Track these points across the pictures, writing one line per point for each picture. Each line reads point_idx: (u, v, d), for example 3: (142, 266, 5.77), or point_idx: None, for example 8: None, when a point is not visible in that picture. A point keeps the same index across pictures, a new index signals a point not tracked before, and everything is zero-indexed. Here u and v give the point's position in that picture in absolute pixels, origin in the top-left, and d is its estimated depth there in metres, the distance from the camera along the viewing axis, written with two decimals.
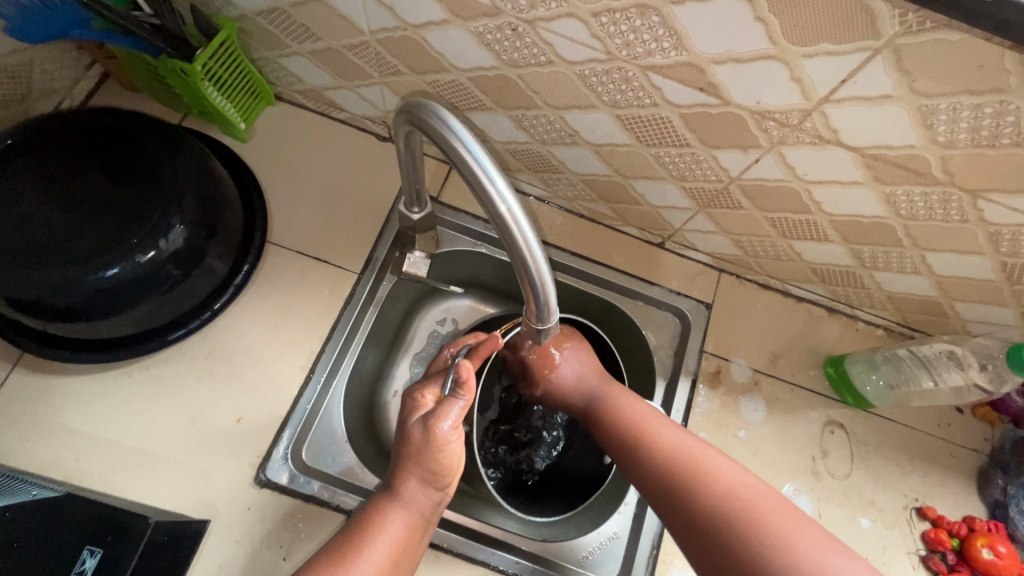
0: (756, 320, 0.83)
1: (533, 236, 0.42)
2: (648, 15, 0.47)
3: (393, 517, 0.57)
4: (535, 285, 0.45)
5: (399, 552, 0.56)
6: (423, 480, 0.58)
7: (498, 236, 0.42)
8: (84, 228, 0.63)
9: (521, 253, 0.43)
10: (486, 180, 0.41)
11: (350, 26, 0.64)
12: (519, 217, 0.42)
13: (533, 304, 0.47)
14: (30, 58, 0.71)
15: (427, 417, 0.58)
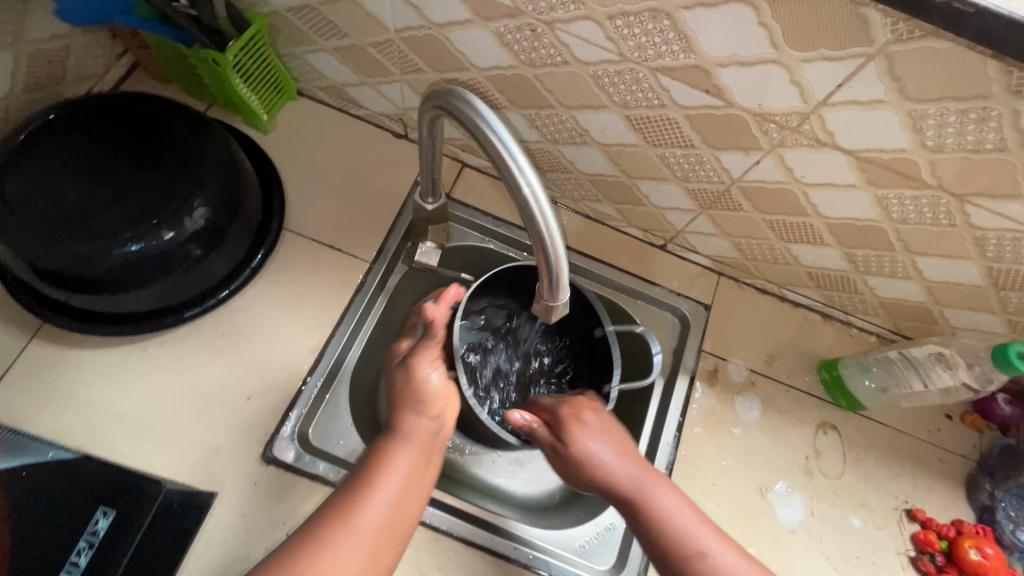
0: (754, 322, 0.86)
1: (552, 214, 0.45)
2: (660, 19, 0.51)
3: (398, 452, 0.60)
4: (549, 256, 0.46)
5: (409, 485, 0.58)
6: (416, 410, 0.62)
7: (518, 214, 0.45)
8: (112, 204, 0.66)
9: (540, 230, 0.45)
10: (511, 161, 0.43)
11: (376, 24, 0.68)
12: (540, 196, 0.44)
13: (547, 281, 0.49)
14: (69, 44, 0.74)
15: (407, 358, 0.65)
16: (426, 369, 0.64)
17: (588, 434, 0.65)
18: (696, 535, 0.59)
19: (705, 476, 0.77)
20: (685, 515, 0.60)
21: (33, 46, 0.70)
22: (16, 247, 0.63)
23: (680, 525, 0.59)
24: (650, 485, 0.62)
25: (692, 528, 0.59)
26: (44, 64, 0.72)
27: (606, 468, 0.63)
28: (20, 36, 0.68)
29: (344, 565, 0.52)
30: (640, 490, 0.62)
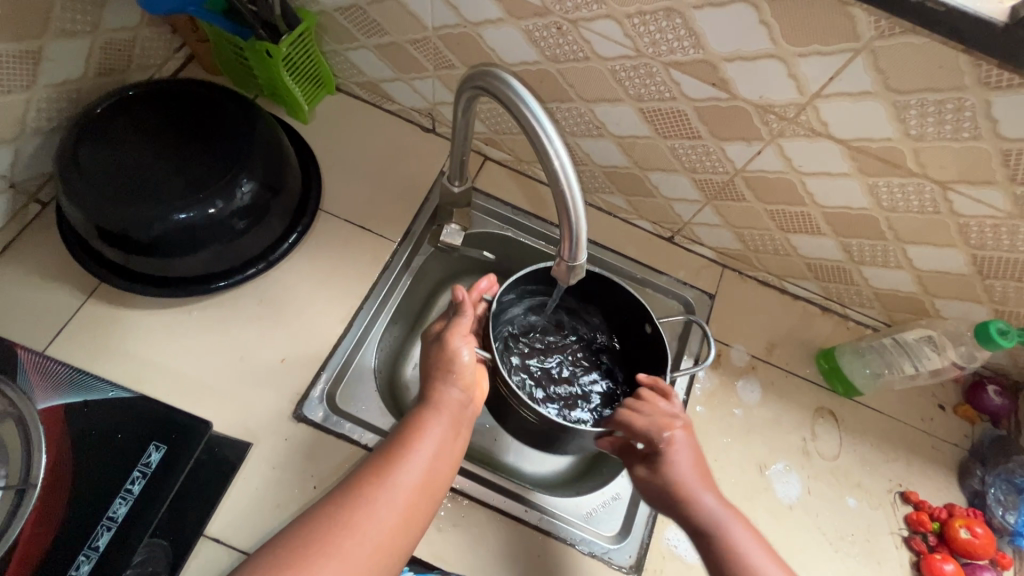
0: (755, 312, 0.90)
1: (577, 186, 0.51)
2: (673, 18, 0.58)
3: (432, 419, 0.65)
4: (572, 219, 0.52)
5: (440, 451, 0.63)
6: (448, 380, 0.67)
7: (547, 184, 0.51)
8: (172, 176, 0.73)
9: (565, 200, 0.51)
10: (545, 138, 0.50)
11: (417, 23, 0.75)
12: (569, 170, 0.51)
13: (568, 246, 0.54)
14: (137, 35, 0.82)
15: (445, 334, 0.68)
16: (461, 349, 0.67)
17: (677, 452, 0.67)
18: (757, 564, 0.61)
19: (707, 453, 0.81)
20: (750, 545, 0.62)
21: (107, 36, 0.78)
22: (85, 208, 0.70)
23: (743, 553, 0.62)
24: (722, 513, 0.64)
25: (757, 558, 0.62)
26: (115, 52, 0.80)
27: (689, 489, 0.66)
28: (97, 25, 0.76)
29: (384, 517, 0.57)
30: (713, 515, 0.64)
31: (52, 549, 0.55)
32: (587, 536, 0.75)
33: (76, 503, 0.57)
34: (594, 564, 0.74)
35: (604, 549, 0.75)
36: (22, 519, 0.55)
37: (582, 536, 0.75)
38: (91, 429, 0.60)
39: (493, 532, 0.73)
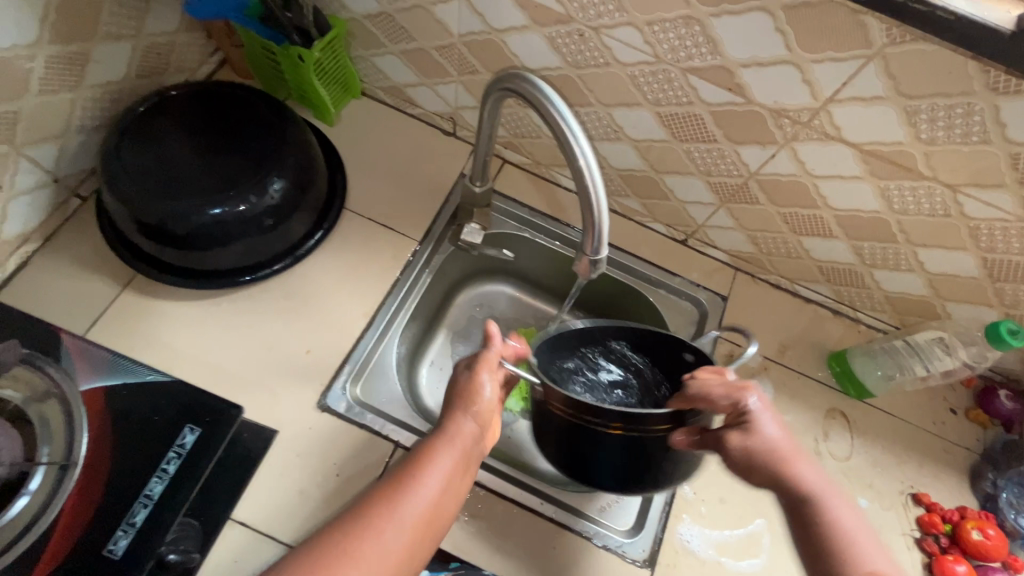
0: (768, 314, 0.92)
1: (601, 183, 0.55)
2: (692, 25, 0.60)
3: (443, 452, 0.59)
4: (594, 215, 0.56)
5: (446, 489, 0.58)
6: (465, 413, 0.63)
7: (573, 181, 0.55)
8: (209, 172, 0.76)
9: (590, 196, 0.55)
10: (572, 138, 0.54)
11: (443, 30, 0.78)
12: (593, 169, 0.54)
13: (591, 239, 0.58)
14: (176, 39, 0.86)
15: (472, 365, 0.66)
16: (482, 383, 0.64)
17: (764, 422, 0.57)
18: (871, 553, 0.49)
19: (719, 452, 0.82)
20: (859, 538, 0.51)
21: (149, 40, 0.82)
22: (127, 201, 0.73)
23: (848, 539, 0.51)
24: (821, 489, 0.54)
25: (864, 543, 0.50)
26: (155, 55, 0.84)
27: (783, 466, 0.55)
28: (140, 30, 0.80)
29: (383, 560, 0.52)
30: (813, 490, 0.54)
31: (92, 524, 0.57)
32: (602, 530, 0.77)
33: (115, 480, 0.59)
34: (609, 557, 0.75)
35: (618, 542, 0.76)
36: (66, 492, 0.58)
37: (596, 529, 0.76)
38: (131, 411, 0.63)
39: (509, 523, 0.75)
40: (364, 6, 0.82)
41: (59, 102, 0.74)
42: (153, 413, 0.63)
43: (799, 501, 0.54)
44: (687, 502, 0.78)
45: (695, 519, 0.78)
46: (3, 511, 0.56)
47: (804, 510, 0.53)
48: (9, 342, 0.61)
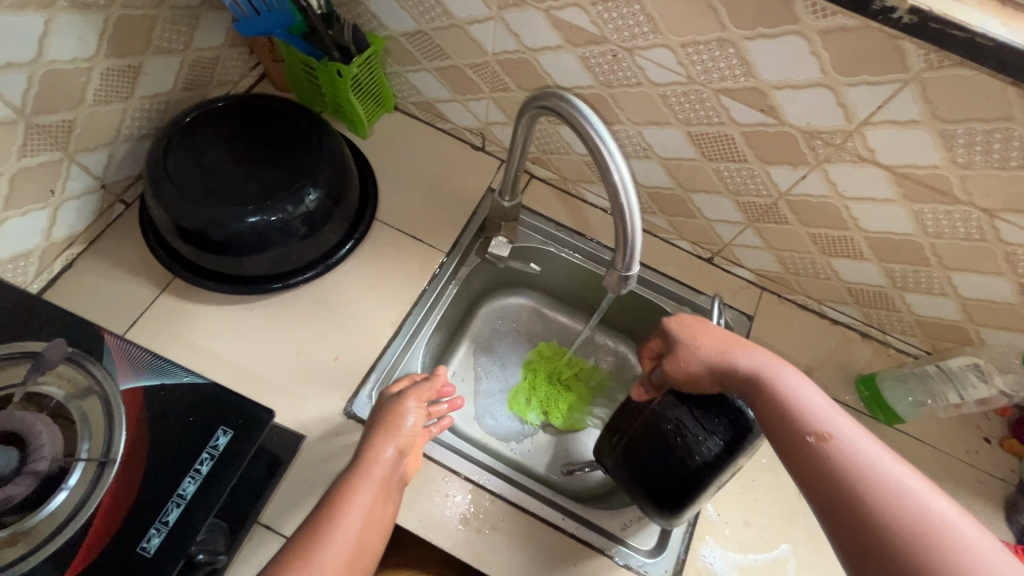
0: (794, 335, 0.91)
1: (635, 198, 0.56)
2: (726, 48, 0.61)
3: (364, 481, 0.61)
4: (628, 231, 0.57)
5: (368, 520, 0.59)
6: (386, 438, 0.66)
7: (607, 196, 0.56)
8: (248, 181, 0.79)
9: (624, 211, 0.56)
10: (607, 155, 0.55)
11: (477, 48, 0.80)
12: (627, 184, 0.55)
13: (623, 252, 0.59)
14: (220, 54, 0.89)
15: (403, 393, 0.71)
16: (400, 418, 0.68)
17: (688, 335, 0.64)
18: (818, 411, 0.51)
19: (744, 473, 0.81)
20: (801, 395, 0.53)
21: (196, 54, 0.85)
22: (169, 207, 0.76)
23: (790, 404, 0.53)
24: (759, 368, 0.58)
25: (804, 400, 0.53)
26: (200, 69, 0.87)
27: (715, 362, 0.61)
28: (188, 44, 0.83)
29: None
30: (749, 371, 0.58)
31: (127, 520, 0.59)
32: (623, 548, 0.76)
33: (151, 478, 0.61)
34: None
35: (639, 562, 0.75)
36: (102, 489, 0.59)
37: (618, 548, 0.76)
38: (168, 411, 0.64)
39: (530, 537, 0.75)
40: (402, 24, 0.84)
41: (111, 112, 0.77)
42: (190, 414, 0.65)
43: (742, 381, 0.58)
44: (710, 523, 0.77)
45: (718, 541, 0.77)
46: (43, 504, 0.58)
47: (749, 395, 0.57)
48: (55, 342, 0.64)
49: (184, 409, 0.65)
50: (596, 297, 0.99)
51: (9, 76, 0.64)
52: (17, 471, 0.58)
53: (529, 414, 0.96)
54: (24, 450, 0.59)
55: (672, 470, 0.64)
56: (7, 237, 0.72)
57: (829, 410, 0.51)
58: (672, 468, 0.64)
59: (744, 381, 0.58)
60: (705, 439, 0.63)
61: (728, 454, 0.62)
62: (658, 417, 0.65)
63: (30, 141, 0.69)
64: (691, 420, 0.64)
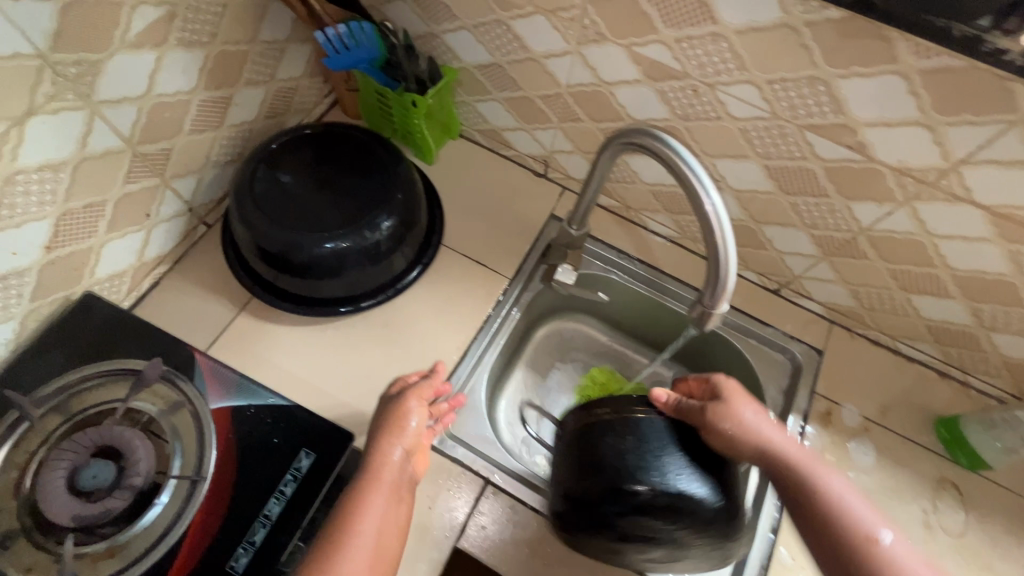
0: (866, 372, 0.88)
1: (729, 232, 0.56)
2: (817, 85, 0.61)
3: (375, 488, 0.61)
4: (721, 267, 0.57)
5: (384, 527, 0.60)
6: (389, 440, 0.64)
7: (700, 230, 0.56)
8: (329, 206, 0.82)
9: (717, 245, 0.56)
10: (702, 191, 0.55)
11: (551, 80, 0.81)
12: (722, 218, 0.56)
13: (713, 285, 0.58)
14: (298, 84, 0.93)
15: (405, 392, 0.69)
16: (404, 421, 0.66)
17: (737, 403, 0.63)
18: (866, 517, 0.53)
19: None
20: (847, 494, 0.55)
21: (279, 84, 0.89)
22: (254, 229, 0.79)
23: (841, 506, 0.54)
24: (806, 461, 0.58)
25: (849, 500, 0.55)
26: (280, 98, 0.91)
27: (760, 441, 0.60)
28: (273, 75, 0.87)
29: None
30: (795, 461, 0.58)
31: (218, 536, 0.61)
32: None
33: (239, 496, 0.63)
34: None
35: None
36: (195, 505, 0.62)
37: None
38: (253, 433, 0.67)
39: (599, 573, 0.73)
40: (476, 57, 0.85)
41: (203, 140, 0.81)
42: (275, 436, 0.67)
43: (785, 467, 0.59)
44: (785, 567, 0.74)
45: None
46: (141, 517, 0.61)
47: (789, 489, 0.58)
48: (153, 360, 0.67)
49: (270, 430, 0.67)
50: (657, 326, 0.98)
51: (121, 109, 0.67)
52: (115, 485, 0.61)
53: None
54: (121, 465, 0.62)
55: (606, 468, 0.62)
56: (107, 258, 0.75)
57: (873, 514, 0.54)
58: (608, 467, 0.63)
59: (788, 470, 0.58)
60: (662, 478, 0.61)
61: (658, 508, 0.60)
62: (657, 426, 0.64)
63: (134, 169, 0.72)
64: (671, 451, 0.62)
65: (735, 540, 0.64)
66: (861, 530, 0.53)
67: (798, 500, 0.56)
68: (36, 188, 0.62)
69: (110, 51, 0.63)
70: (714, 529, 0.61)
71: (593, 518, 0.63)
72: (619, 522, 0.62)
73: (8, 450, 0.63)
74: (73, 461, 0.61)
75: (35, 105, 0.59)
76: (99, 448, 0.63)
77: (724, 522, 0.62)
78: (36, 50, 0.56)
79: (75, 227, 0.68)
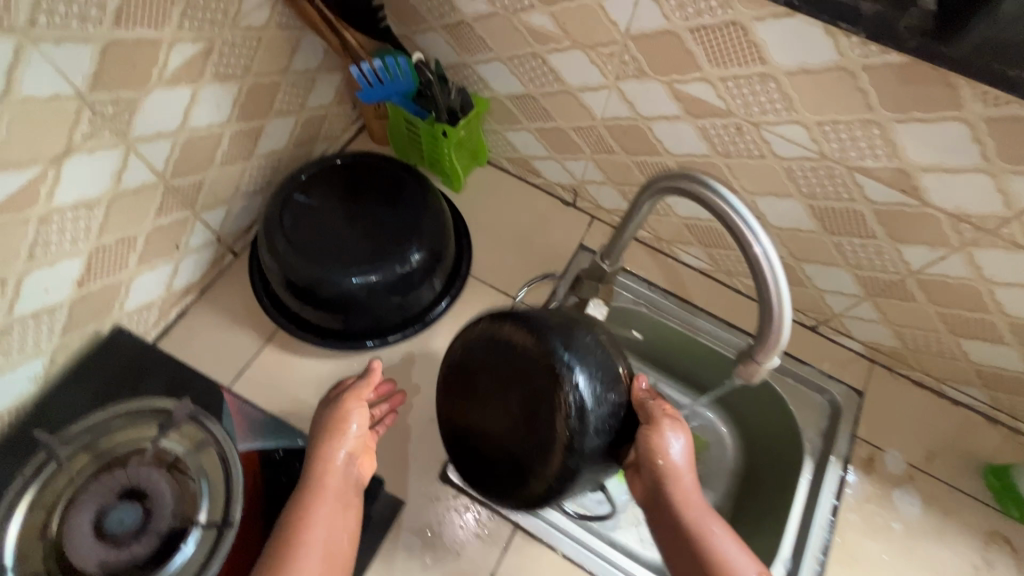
0: (910, 415, 0.84)
1: (782, 277, 0.54)
2: (871, 129, 0.58)
3: (323, 499, 0.60)
4: (774, 315, 0.54)
5: (332, 539, 0.59)
6: (330, 446, 0.63)
7: (751, 275, 0.54)
8: (358, 240, 0.81)
9: (769, 290, 0.54)
10: (753, 237, 0.53)
11: (586, 113, 0.79)
12: (774, 263, 0.53)
13: (765, 332, 0.55)
14: (327, 111, 0.92)
15: (346, 396, 0.66)
16: (343, 427, 0.64)
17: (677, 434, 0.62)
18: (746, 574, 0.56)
19: (862, 568, 0.75)
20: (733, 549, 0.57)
21: (308, 113, 0.88)
22: (285, 263, 0.78)
23: (720, 550, 0.57)
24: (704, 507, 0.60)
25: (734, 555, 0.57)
26: (310, 127, 0.90)
27: (674, 475, 0.61)
28: (303, 105, 0.86)
29: None
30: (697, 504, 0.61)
31: None
32: None
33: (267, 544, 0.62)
34: None
35: None
36: (223, 552, 0.61)
37: None
38: (281, 476, 0.66)
39: None
40: (509, 87, 0.84)
41: (234, 171, 0.80)
42: None
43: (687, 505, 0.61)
44: None
45: None
46: (165, 564, 0.60)
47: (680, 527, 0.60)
48: (183, 401, 0.68)
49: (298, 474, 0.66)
50: (688, 361, 0.95)
51: (156, 145, 0.66)
52: (142, 529, 0.62)
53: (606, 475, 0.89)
54: (146, 507, 0.63)
55: (562, 346, 0.61)
56: (137, 290, 0.74)
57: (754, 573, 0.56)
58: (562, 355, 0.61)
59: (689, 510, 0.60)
60: (584, 385, 0.60)
61: (562, 412, 0.60)
62: (619, 390, 0.62)
63: (165, 203, 0.72)
64: (608, 392, 0.61)
65: (536, 473, 0.63)
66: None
67: (685, 534, 0.59)
68: (70, 228, 0.61)
69: (147, 88, 0.62)
70: (557, 446, 0.61)
71: (503, 351, 0.65)
72: (516, 368, 0.64)
73: (34, 491, 0.62)
74: (100, 504, 0.62)
75: (72, 144, 0.58)
76: (125, 490, 0.63)
77: (571, 452, 0.61)
78: (76, 91, 0.55)
79: (107, 262, 0.68)
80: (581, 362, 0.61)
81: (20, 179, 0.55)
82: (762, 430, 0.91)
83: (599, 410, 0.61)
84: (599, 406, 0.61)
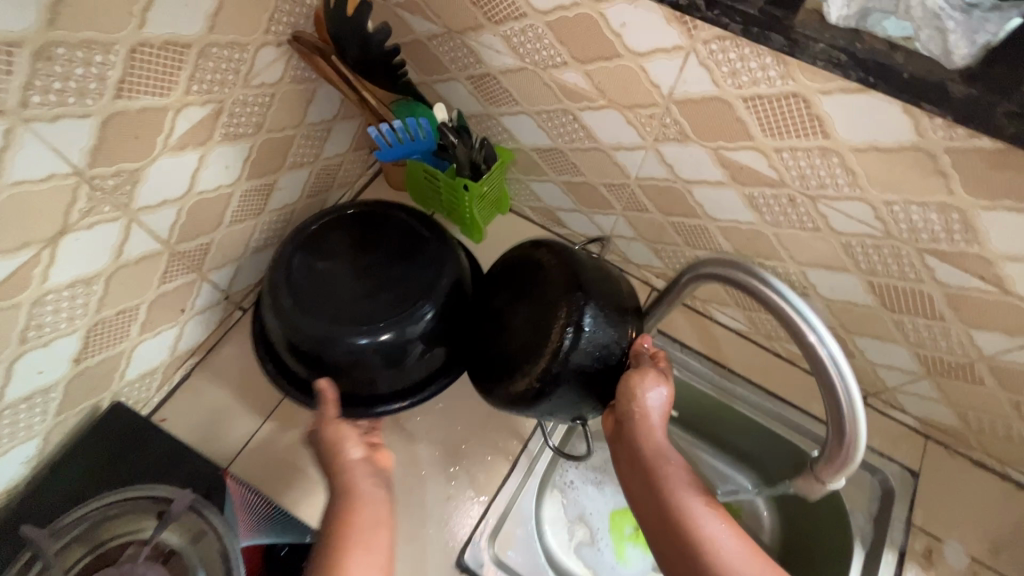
0: (971, 500, 0.77)
1: (853, 385, 0.47)
2: (948, 213, 0.52)
3: (360, 507, 0.55)
4: (845, 426, 0.47)
5: (380, 549, 0.53)
6: (342, 454, 0.59)
7: (815, 379, 0.48)
8: (367, 299, 0.73)
9: (838, 399, 0.47)
10: (815, 338, 0.47)
11: (619, 170, 0.73)
12: (840, 363, 0.47)
13: (835, 444, 0.49)
14: (343, 159, 0.88)
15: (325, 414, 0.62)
16: (342, 439, 0.60)
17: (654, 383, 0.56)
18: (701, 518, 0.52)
19: None
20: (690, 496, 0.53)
21: (323, 163, 0.84)
22: (285, 322, 0.71)
23: (675, 484, 0.54)
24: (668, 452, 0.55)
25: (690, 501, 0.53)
26: (324, 177, 0.86)
27: (642, 420, 0.56)
28: (318, 156, 0.82)
29: None
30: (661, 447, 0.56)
31: None
32: None
33: None
34: None
35: None
36: None
37: None
38: None
39: None
40: (535, 140, 0.79)
41: (243, 229, 0.75)
42: None
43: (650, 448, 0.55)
44: None
45: None
46: None
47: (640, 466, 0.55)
48: (184, 491, 0.63)
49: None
50: (723, 427, 0.88)
51: (161, 212, 0.62)
52: None
53: (627, 547, 0.85)
54: None
55: (581, 269, 0.63)
56: (138, 359, 0.70)
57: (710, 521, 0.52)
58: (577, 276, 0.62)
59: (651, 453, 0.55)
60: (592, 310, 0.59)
61: (555, 320, 0.60)
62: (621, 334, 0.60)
63: (170, 268, 0.67)
64: (612, 326, 0.60)
65: (523, 370, 0.61)
66: (683, 509, 0.52)
67: (644, 471, 0.55)
68: (66, 305, 0.57)
69: (152, 156, 0.58)
70: (546, 351, 0.60)
71: (526, 268, 0.67)
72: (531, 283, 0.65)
73: None
74: None
75: (69, 221, 0.53)
76: None
77: (556, 358, 0.59)
78: (73, 168, 0.51)
79: (108, 334, 0.63)
80: (588, 283, 0.61)
81: (10, 265, 0.50)
82: (803, 510, 0.84)
83: (597, 333, 0.59)
84: (602, 332, 0.59)
